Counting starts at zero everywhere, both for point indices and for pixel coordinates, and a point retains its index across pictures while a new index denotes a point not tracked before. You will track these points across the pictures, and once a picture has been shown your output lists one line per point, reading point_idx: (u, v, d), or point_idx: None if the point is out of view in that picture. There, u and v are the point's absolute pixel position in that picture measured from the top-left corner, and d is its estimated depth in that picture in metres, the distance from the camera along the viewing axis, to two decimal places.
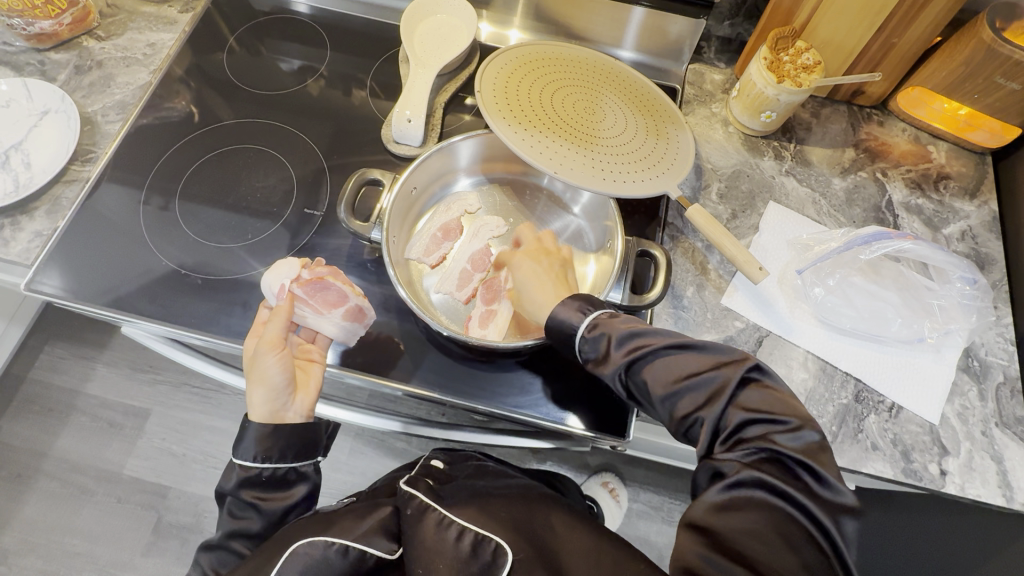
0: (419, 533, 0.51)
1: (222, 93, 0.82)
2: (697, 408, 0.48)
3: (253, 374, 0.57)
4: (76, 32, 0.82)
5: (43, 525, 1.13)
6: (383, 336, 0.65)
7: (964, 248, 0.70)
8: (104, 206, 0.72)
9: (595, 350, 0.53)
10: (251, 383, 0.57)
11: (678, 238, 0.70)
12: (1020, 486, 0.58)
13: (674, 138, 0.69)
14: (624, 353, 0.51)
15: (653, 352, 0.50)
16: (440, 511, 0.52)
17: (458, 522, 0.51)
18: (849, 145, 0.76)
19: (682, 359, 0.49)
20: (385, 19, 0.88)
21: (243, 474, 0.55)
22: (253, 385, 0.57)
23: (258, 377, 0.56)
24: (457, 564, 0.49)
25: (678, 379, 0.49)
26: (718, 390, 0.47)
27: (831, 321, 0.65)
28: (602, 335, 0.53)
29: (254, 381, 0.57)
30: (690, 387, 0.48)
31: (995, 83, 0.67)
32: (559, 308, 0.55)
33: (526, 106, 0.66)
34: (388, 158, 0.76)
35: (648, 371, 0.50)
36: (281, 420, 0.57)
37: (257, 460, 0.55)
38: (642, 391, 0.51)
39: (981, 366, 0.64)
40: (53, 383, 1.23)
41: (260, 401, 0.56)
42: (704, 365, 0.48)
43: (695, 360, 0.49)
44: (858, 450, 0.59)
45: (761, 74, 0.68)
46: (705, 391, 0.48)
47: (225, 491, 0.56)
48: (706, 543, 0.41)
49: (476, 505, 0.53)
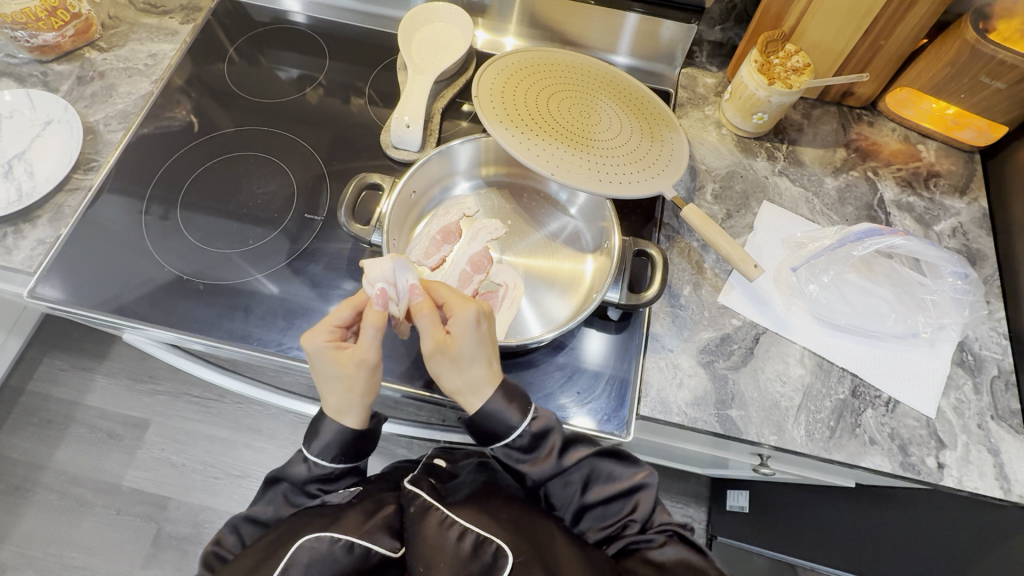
0: (422, 530, 0.51)
1: (223, 103, 0.83)
2: (620, 513, 0.55)
3: (354, 386, 0.53)
4: (78, 44, 0.83)
5: (40, 538, 1.12)
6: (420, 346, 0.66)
7: (955, 244, 0.72)
8: (106, 214, 0.73)
9: (534, 449, 0.54)
10: (346, 392, 0.53)
11: (674, 238, 0.71)
12: (1017, 477, 0.59)
13: (668, 140, 0.70)
14: (563, 458, 0.54)
15: (588, 458, 0.55)
16: (443, 511, 0.52)
17: (460, 522, 0.51)
18: (840, 145, 0.78)
19: (616, 471, 0.55)
20: (383, 27, 0.90)
21: (314, 470, 0.56)
22: (348, 395, 0.53)
23: (361, 388, 0.53)
24: (457, 563, 0.49)
25: (608, 493, 0.54)
26: (640, 502, 0.54)
27: (826, 318, 0.65)
28: (548, 436, 0.54)
29: (351, 391, 0.53)
30: (618, 496, 0.55)
31: (980, 83, 0.69)
32: (502, 407, 0.53)
33: (522, 110, 0.68)
34: (387, 163, 0.77)
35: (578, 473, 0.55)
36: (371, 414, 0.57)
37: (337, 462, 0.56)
38: (569, 493, 0.55)
39: (975, 360, 0.65)
40: (52, 395, 1.23)
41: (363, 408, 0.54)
42: (634, 478, 0.55)
43: (614, 467, 0.55)
44: (856, 444, 0.60)
45: (752, 77, 0.70)
46: (629, 498, 0.55)
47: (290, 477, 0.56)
48: None
49: (477, 505, 0.53)
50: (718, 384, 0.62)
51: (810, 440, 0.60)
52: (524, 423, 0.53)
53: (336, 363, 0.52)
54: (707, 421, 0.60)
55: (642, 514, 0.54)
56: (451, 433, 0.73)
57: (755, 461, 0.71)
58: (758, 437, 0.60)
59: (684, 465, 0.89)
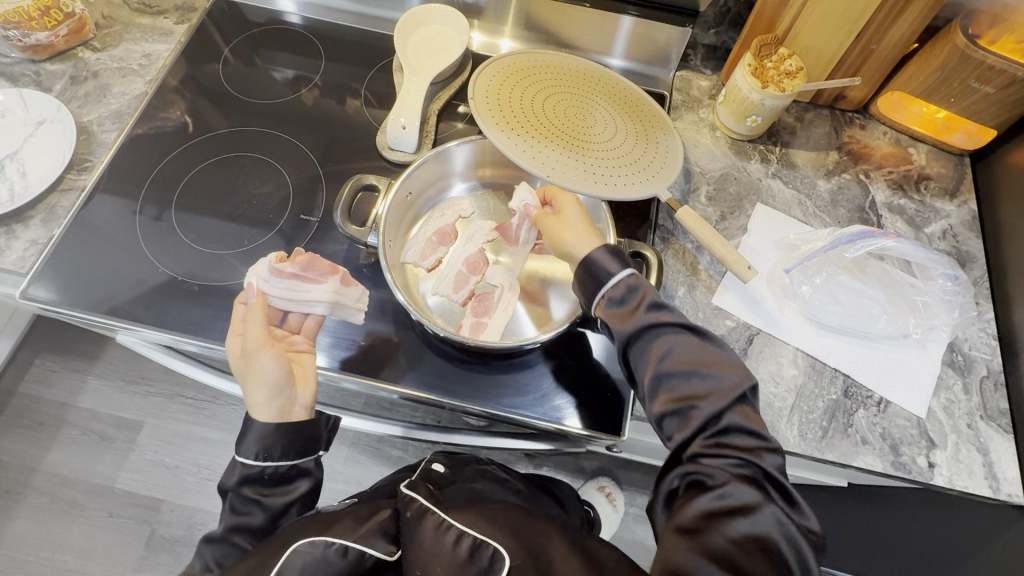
0: (418, 535, 0.52)
1: (217, 103, 0.83)
2: (698, 395, 0.49)
3: (250, 375, 0.56)
4: (71, 43, 0.82)
5: (30, 541, 1.11)
6: (376, 341, 0.66)
7: (945, 247, 0.72)
8: (99, 215, 0.73)
9: (622, 304, 0.54)
10: (250, 385, 0.56)
11: (668, 239, 0.72)
12: (1006, 477, 0.59)
13: (663, 143, 0.70)
14: (650, 317, 0.52)
15: (671, 329, 0.51)
16: (439, 515, 0.53)
17: (456, 526, 0.52)
18: (832, 149, 0.79)
19: (696, 350, 0.51)
20: (379, 28, 0.90)
21: (244, 471, 0.56)
22: (250, 386, 0.56)
23: (256, 377, 0.55)
24: (454, 567, 0.49)
25: (686, 361, 0.50)
26: (718, 389, 0.49)
27: (819, 319, 0.66)
28: (638, 289, 0.54)
29: (251, 382, 0.56)
30: (694, 375, 0.49)
31: (970, 87, 0.70)
32: (604, 259, 0.55)
33: (518, 112, 0.68)
34: (384, 165, 0.78)
35: (659, 344, 0.51)
36: (290, 416, 0.57)
37: (259, 458, 0.56)
38: (643, 361, 0.52)
39: (965, 360, 0.65)
40: (42, 397, 1.22)
41: (263, 401, 0.55)
42: (715, 365, 0.50)
43: (704, 350, 0.51)
44: (848, 444, 0.61)
45: (746, 80, 0.71)
46: (706, 382, 0.49)
47: (226, 487, 0.57)
48: (699, 549, 0.42)
49: (475, 511, 0.54)
50: None
51: (804, 440, 0.61)
52: (619, 274, 0.54)
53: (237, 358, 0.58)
54: None
55: (706, 411, 0.48)
56: (446, 434, 0.74)
57: None
58: None
59: None
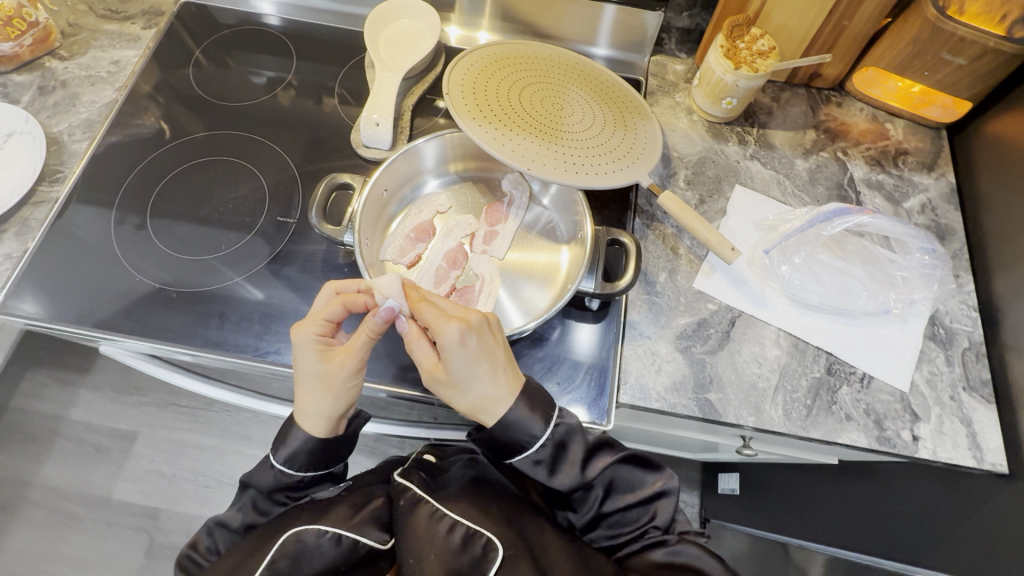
0: (413, 524, 0.51)
1: (190, 107, 0.82)
2: (639, 521, 0.56)
3: (329, 385, 0.54)
4: (37, 53, 0.81)
5: (30, 554, 1.11)
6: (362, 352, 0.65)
7: (924, 221, 0.72)
8: (75, 224, 0.72)
9: (557, 462, 0.53)
10: (321, 393, 0.54)
11: (652, 224, 0.72)
12: (989, 447, 0.60)
13: (639, 129, 0.70)
14: (588, 470, 0.53)
15: (609, 469, 0.54)
16: (432, 504, 0.52)
17: (450, 515, 0.51)
18: (810, 127, 0.78)
19: (637, 479, 0.56)
20: (351, 25, 0.89)
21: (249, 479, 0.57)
22: (324, 393, 0.54)
23: (335, 391, 0.54)
24: (448, 556, 0.48)
25: (627, 497, 0.55)
26: (657, 505, 0.55)
27: (800, 299, 0.66)
28: (570, 447, 0.53)
29: (328, 390, 0.54)
30: (638, 504, 0.55)
31: (942, 60, 0.70)
32: (526, 415, 0.52)
33: (494, 106, 0.67)
34: (358, 162, 0.77)
35: (602, 486, 0.55)
36: (341, 427, 0.57)
37: (285, 464, 0.55)
38: (589, 504, 0.56)
39: (946, 333, 0.66)
40: (35, 410, 1.21)
41: (331, 411, 0.54)
42: (653, 484, 0.56)
43: (638, 482, 0.56)
44: (832, 421, 0.61)
45: (718, 62, 0.70)
46: (647, 506, 0.55)
47: (250, 483, 0.56)
48: None
49: (468, 500, 0.53)
50: (696, 368, 0.63)
51: (788, 420, 0.61)
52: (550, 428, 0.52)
53: (318, 355, 0.54)
54: (686, 406, 0.61)
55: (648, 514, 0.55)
56: (437, 429, 0.74)
57: (739, 444, 0.73)
58: (736, 418, 0.61)
59: (674, 448, 0.93)
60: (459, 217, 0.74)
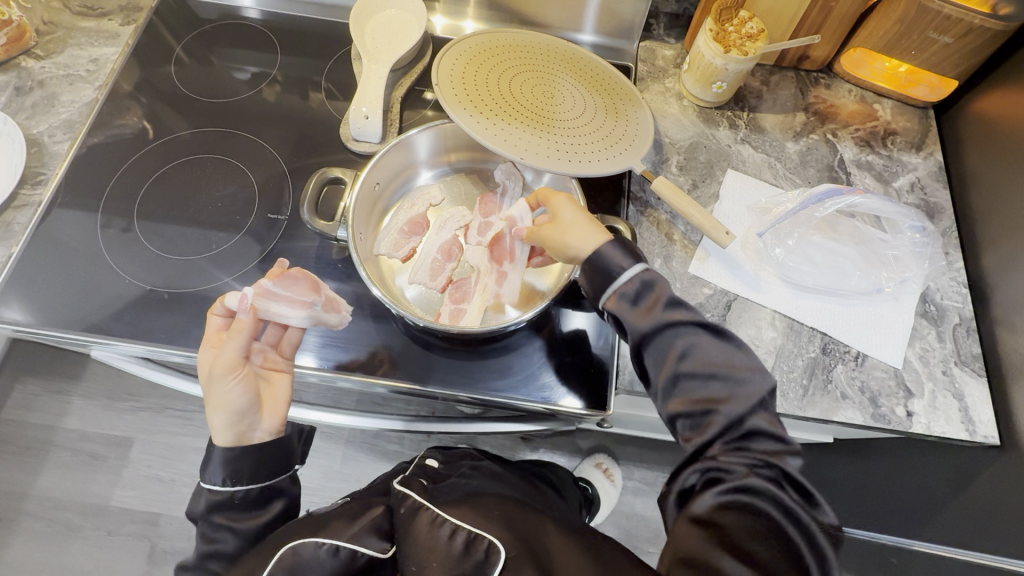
0: (414, 532, 0.52)
1: (174, 106, 0.80)
2: (713, 397, 0.49)
3: (210, 399, 0.55)
4: (12, 53, 0.79)
5: (32, 566, 1.10)
6: (361, 353, 0.64)
7: (913, 199, 0.73)
8: (58, 229, 0.71)
9: (638, 302, 0.52)
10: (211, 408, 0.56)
11: (646, 210, 0.72)
12: (981, 420, 0.60)
13: (632, 116, 0.70)
14: (667, 318, 0.51)
15: (687, 329, 0.51)
16: (432, 510, 0.53)
17: (450, 520, 0.52)
18: (799, 110, 0.79)
19: (717, 352, 0.50)
20: (335, 17, 0.87)
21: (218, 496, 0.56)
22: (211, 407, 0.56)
23: (218, 403, 0.55)
24: (451, 561, 0.49)
25: (705, 365, 0.49)
26: (743, 390, 0.48)
27: (793, 280, 0.67)
28: (653, 286, 0.52)
29: (214, 404, 0.55)
30: (715, 378, 0.49)
31: (929, 38, 0.70)
32: (608, 258, 0.53)
33: (484, 94, 0.67)
34: (349, 157, 0.76)
35: (678, 347, 0.50)
36: (249, 441, 0.57)
37: (227, 483, 0.56)
38: (661, 363, 0.51)
39: (937, 310, 0.66)
40: (28, 421, 1.19)
41: (222, 426, 0.55)
42: (737, 369, 0.49)
43: (724, 356, 0.50)
44: (828, 399, 0.62)
45: (708, 46, 0.70)
46: (725, 386, 0.49)
47: (197, 514, 0.57)
48: (708, 539, 0.43)
49: (469, 504, 0.53)
50: None
51: (785, 400, 0.61)
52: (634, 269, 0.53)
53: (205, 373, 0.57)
54: None
55: (730, 408, 0.48)
56: (440, 422, 0.74)
57: None
58: None
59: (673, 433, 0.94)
60: (450, 209, 0.74)
